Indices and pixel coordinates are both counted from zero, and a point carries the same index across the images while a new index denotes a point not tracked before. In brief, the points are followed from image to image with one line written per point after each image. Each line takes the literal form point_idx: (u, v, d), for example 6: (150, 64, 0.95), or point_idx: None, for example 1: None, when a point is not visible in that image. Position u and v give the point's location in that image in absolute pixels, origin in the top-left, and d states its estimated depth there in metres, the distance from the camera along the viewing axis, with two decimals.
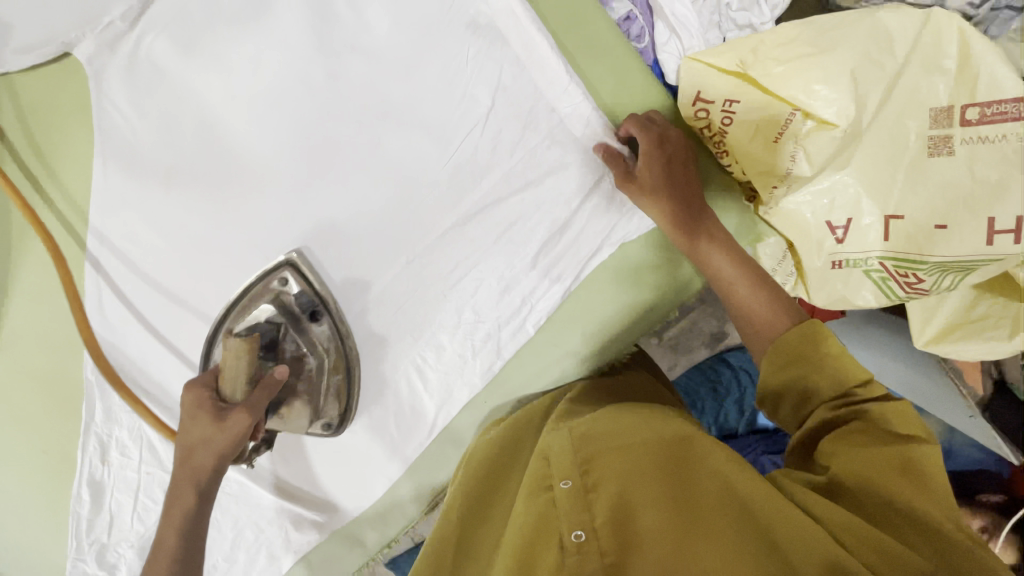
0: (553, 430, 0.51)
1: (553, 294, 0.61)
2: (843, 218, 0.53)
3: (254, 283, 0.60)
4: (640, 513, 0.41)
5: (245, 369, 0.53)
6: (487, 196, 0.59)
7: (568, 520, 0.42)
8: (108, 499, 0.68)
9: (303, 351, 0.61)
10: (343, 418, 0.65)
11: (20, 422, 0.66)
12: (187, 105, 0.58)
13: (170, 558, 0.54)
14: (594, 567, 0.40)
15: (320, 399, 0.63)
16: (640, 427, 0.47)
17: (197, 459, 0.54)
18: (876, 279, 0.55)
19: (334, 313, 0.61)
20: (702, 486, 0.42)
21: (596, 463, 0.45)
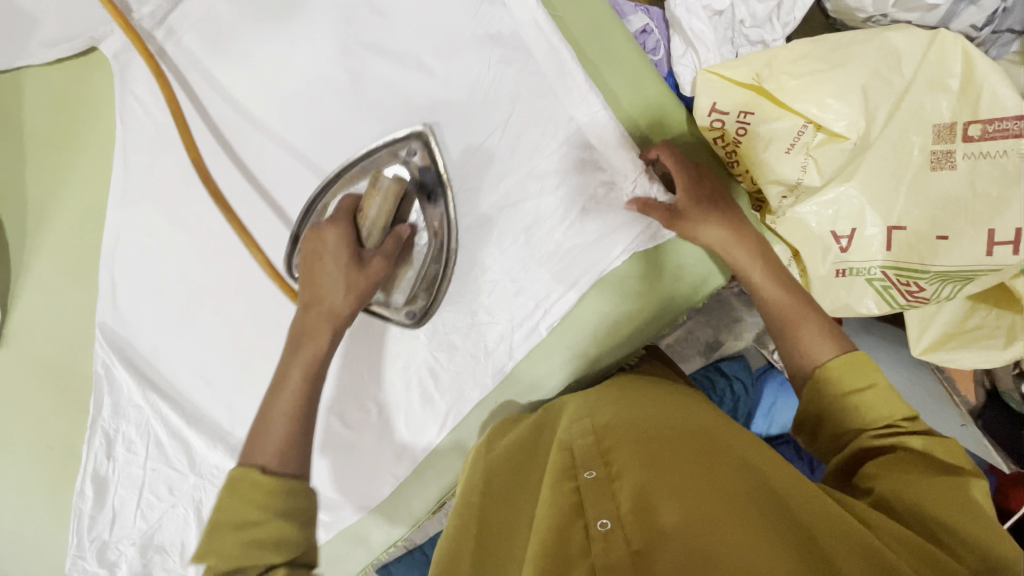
0: (574, 428, 0.56)
1: (567, 298, 0.62)
2: (847, 228, 0.56)
3: (379, 148, 0.58)
4: (662, 500, 0.43)
5: (384, 214, 0.56)
6: (504, 199, 0.61)
7: (591, 512, 0.45)
8: (111, 495, 0.67)
9: (419, 227, 0.60)
10: (428, 310, 0.63)
11: (22, 416, 0.65)
12: (213, 103, 0.60)
13: (298, 396, 0.48)
14: (619, 551, 0.41)
15: (414, 284, 0.62)
16: (662, 427, 0.52)
17: (325, 298, 0.53)
18: (878, 288, 0.57)
19: (450, 194, 0.58)
20: (729, 480, 0.44)
21: (616, 458, 0.50)
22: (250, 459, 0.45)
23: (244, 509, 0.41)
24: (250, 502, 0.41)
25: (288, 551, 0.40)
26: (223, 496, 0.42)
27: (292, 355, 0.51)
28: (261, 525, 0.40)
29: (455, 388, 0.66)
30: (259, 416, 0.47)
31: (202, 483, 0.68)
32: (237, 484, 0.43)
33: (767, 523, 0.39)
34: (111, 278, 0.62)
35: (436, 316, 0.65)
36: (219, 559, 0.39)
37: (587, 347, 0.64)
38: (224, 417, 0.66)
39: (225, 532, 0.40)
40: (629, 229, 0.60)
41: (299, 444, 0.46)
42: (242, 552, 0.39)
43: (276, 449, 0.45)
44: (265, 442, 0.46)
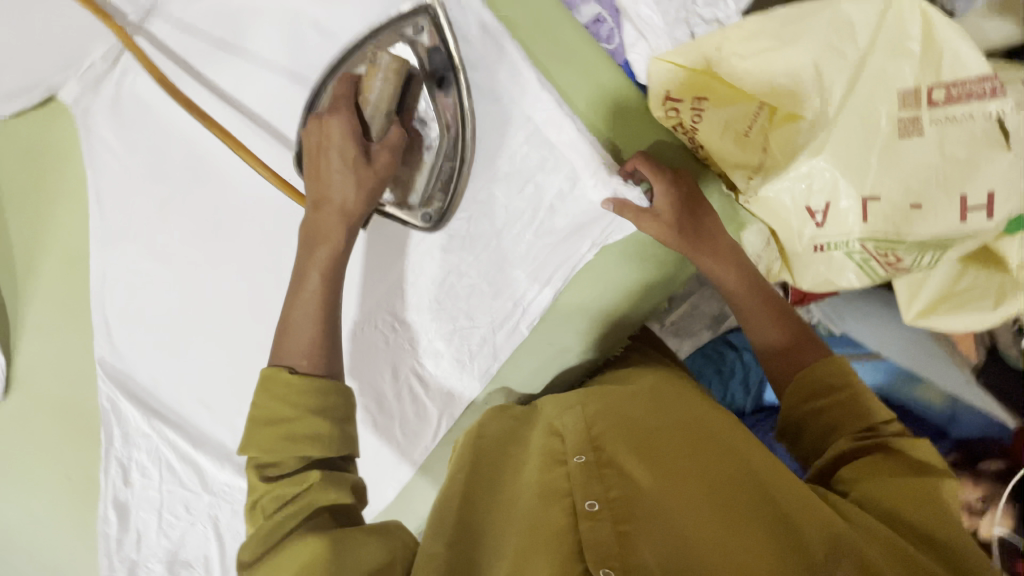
0: (565, 412, 0.56)
1: (545, 296, 0.63)
2: (822, 202, 0.54)
3: (383, 27, 0.53)
4: (651, 488, 0.44)
5: (388, 97, 0.52)
6: (472, 205, 0.61)
7: (580, 491, 0.45)
8: (134, 517, 0.71)
9: (430, 118, 0.55)
10: (444, 213, 0.59)
11: (41, 452, 0.69)
12: (173, 137, 0.59)
13: (317, 301, 0.50)
14: (607, 533, 0.41)
15: (427, 184, 0.57)
16: (652, 412, 0.53)
17: (333, 197, 0.52)
18: (858, 261, 0.56)
19: (461, 78, 0.53)
20: (718, 470, 0.45)
21: (607, 441, 0.49)
22: (279, 357, 0.48)
23: (274, 404, 0.45)
24: (285, 401, 0.45)
25: (323, 442, 0.45)
26: (258, 392, 0.46)
27: (308, 256, 0.52)
28: (299, 420, 0.44)
29: (446, 392, 0.68)
30: (285, 315, 0.50)
31: (216, 501, 0.71)
32: (269, 382, 0.46)
33: (753, 521, 0.41)
34: (105, 317, 0.64)
35: (419, 324, 0.66)
36: (259, 450, 0.44)
37: (569, 342, 0.68)
38: (228, 438, 0.69)
39: (262, 426, 0.45)
40: (596, 224, 0.59)
41: (325, 349, 0.48)
42: (280, 444, 0.44)
43: (305, 353, 0.48)
44: (294, 345, 0.48)
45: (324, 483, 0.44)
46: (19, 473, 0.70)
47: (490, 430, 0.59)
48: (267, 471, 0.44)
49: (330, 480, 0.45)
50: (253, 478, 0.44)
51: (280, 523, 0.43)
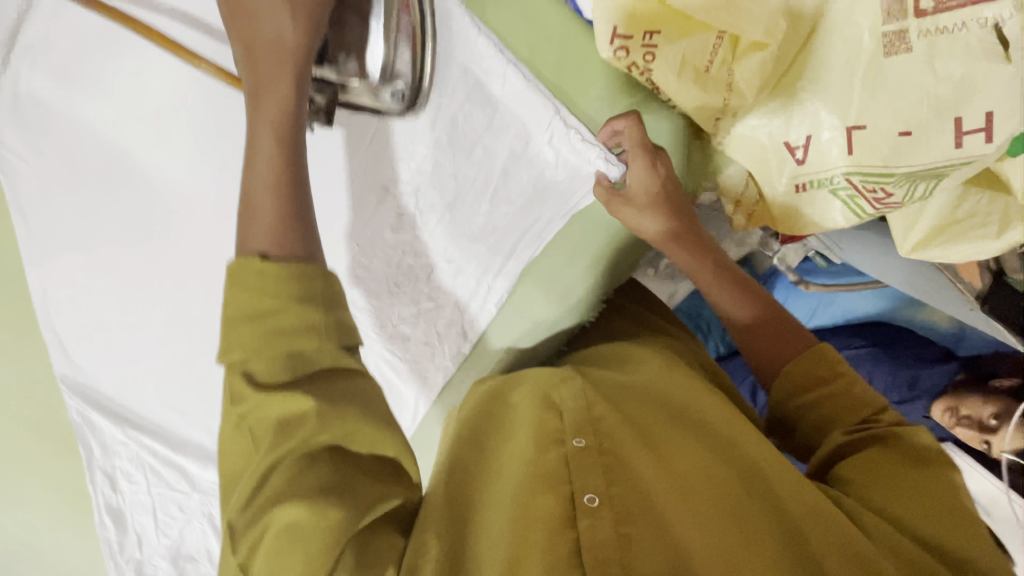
0: (564, 382, 0.53)
1: (509, 272, 0.59)
2: (802, 135, 0.50)
3: None
4: (657, 486, 0.43)
5: None
6: (422, 176, 0.56)
7: (579, 482, 0.43)
8: (131, 521, 0.71)
9: None
10: (416, 85, 0.50)
11: (24, 471, 0.68)
12: (86, 136, 0.54)
13: (278, 166, 0.39)
14: (607, 532, 0.40)
15: (389, 50, 0.48)
16: (647, 398, 0.52)
17: (268, 36, 0.39)
18: (844, 198, 0.52)
19: None
20: (723, 470, 0.44)
21: (610, 427, 0.47)
22: (244, 238, 0.37)
23: (248, 300, 0.36)
24: (259, 292, 0.36)
25: (324, 338, 0.37)
26: (228, 288, 0.37)
27: (254, 112, 0.39)
28: (280, 312, 0.36)
29: (418, 370, 0.66)
30: (243, 192, 0.38)
31: (207, 497, 0.71)
32: (241, 277, 0.37)
33: (759, 526, 0.41)
34: (56, 335, 0.61)
35: (377, 309, 0.62)
36: (240, 353, 0.36)
37: (539, 314, 0.62)
38: (207, 439, 0.68)
39: (242, 323, 0.36)
40: (550, 198, 0.54)
41: (295, 223, 0.39)
42: (267, 343, 0.36)
43: (270, 233, 0.38)
44: (257, 226, 0.38)
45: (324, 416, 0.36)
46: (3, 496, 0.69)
47: (472, 409, 0.55)
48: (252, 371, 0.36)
49: (331, 408, 0.36)
50: (237, 388, 0.35)
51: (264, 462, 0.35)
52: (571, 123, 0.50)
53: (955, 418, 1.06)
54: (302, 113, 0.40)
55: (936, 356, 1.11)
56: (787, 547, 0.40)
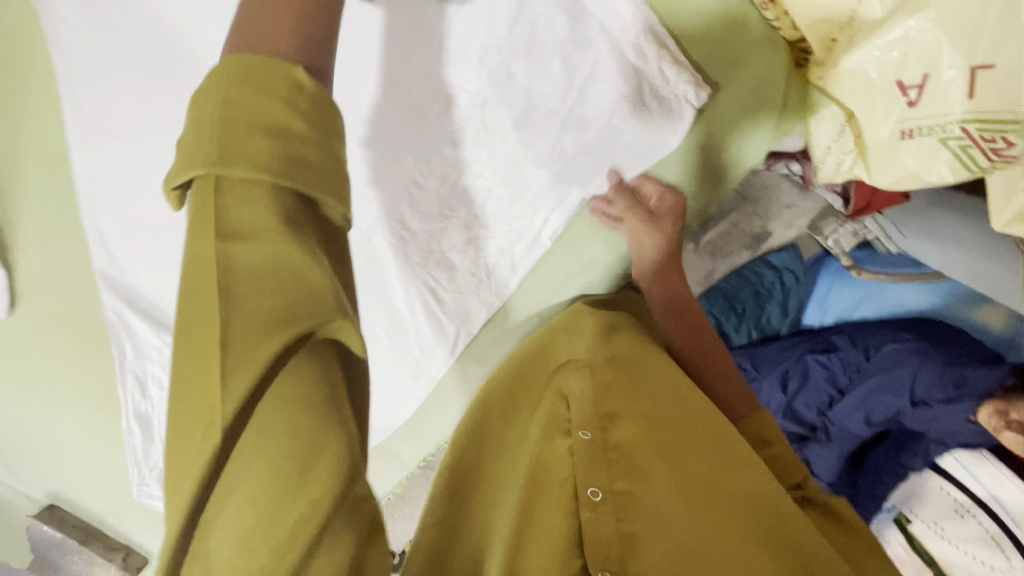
0: (573, 372, 0.57)
1: (571, 203, 0.56)
2: (918, 74, 0.45)
3: None
4: (658, 489, 0.49)
5: None
6: (489, 88, 0.51)
7: (584, 477, 0.49)
8: (156, 429, 0.70)
9: None
10: None
11: (60, 364, 0.69)
12: (139, 12, 0.50)
13: None
14: (606, 522, 0.46)
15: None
16: (665, 399, 0.54)
17: None
18: (955, 148, 0.47)
19: None
20: (717, 472, 0.50)
21: (615, 423, 0.52)
22: (264, 45, 0.32)
23: (271, 110, 0.31)
24: (291, 107, 0.31)
25: (336, 193, 0.33)
26: (233, 82, 0.31)
27: None
28: (302, 139, 0.31)
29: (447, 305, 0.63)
30: None
31: None
32: (248, 77, 0.31)
33: (745, 526, 0.46)
34: (98, 226, 0.60)
35: (427, 234, 0.59)
36: (243, 169, 0.30)
37: (600, 255, 0.62)
38: None
39: (248, 133, 0.30)
40: (629, 121, 0.51)
41: (320, 29, 0.34)
42: (284, 168, 0.30)
43: (291, 34, 0.33)
44: (273, 26, 0.33)
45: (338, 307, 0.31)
46: (37, 383, 0.70)
47: (488, 399, 0.62)
48: (259, 195, 0.30)
49: None
50: (242, 220, 0.30)
51: (275, 343, 0.29)
52: (664, 40, 0.48)
53: (1004, 421, 0.97)
54: None
55: (989, 359, 1.01)
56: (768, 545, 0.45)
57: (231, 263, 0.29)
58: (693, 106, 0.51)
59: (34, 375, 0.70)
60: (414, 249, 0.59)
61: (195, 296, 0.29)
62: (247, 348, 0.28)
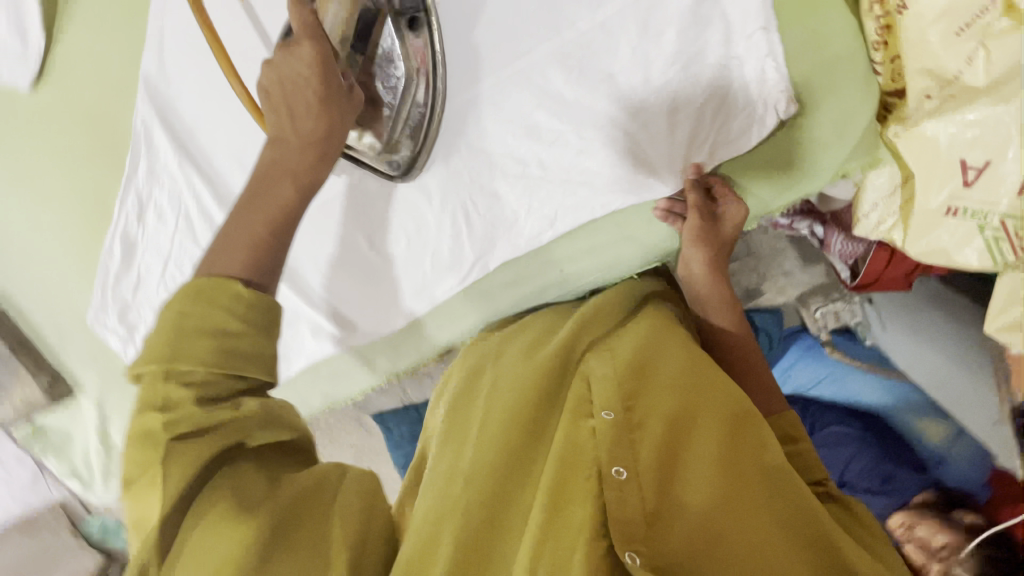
0: (594, 352, 0.52)
1: (636, 176, 0.56)
2: (981, 159, 0.49)
3: None
4: (688, 476, 0.43)
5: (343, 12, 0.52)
6: (599, 30, 0.52)
7: (605, 457, 0.44)
8: (138, 259, 0.70)
9: (395, 54, 0.55)
10: (411, 161, 0.61)
11: (72, 157, 0.69)
12: None
13: (279, 208, 0.45)
14: (632, 503, 0.42)
15: (397, 126, 0.59)
16: (698, 379, 0.48)
17: (303, 119, 0.47)
18: (988, 238, 0.50)
19: (431, 18, 0.55)
20: (754, 461, 0.43)
21: (643, 404, 0.47)
22: (219, 270, 0.41)
23: (219, 314, 0.38)
24: (229, 312, 0.39)
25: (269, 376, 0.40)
26: (189, 299, 0.38)
27: (272, 165, 0.46)
28: (243, 337, 0.39)
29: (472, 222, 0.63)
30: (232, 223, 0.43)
31: None
32: (209, 289, 0.39)
33: (774, 513, 0.41)
34: (159, 29, 0.61)
35: (486, 153, 0.59)
36: (195, 367, 0.37)
37: (642, 236, 0.60)
38: None
39: (199, 336, 0.37)
40: (721, 109, 0.52)
41: (272, 253, 0.43)
42: (219, 361, 0.38)
43: (244, 262, 0.41)
44: (229, 258, 0.41)
45: (261, 415, 0.40)
46: (46, 167, 0.70)
47: (510, 359, 0.55)
48: (200, 386, 0.38)
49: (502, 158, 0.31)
50: (174, 395, 0.37)
51: (213, 450, 0.38)
52: (773, 44, 0.49)
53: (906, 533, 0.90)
54: (332, 150, 0.48)
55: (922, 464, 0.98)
56: (798, 539, 0.40)
57: (180, 424, 0.37)
58: (779, 112, 0.51)
59: (46, 160, 0.70)
60: (474, 159, 0.60)
61: (148, 439, 0.37)
62: (188, 459, 0.37)
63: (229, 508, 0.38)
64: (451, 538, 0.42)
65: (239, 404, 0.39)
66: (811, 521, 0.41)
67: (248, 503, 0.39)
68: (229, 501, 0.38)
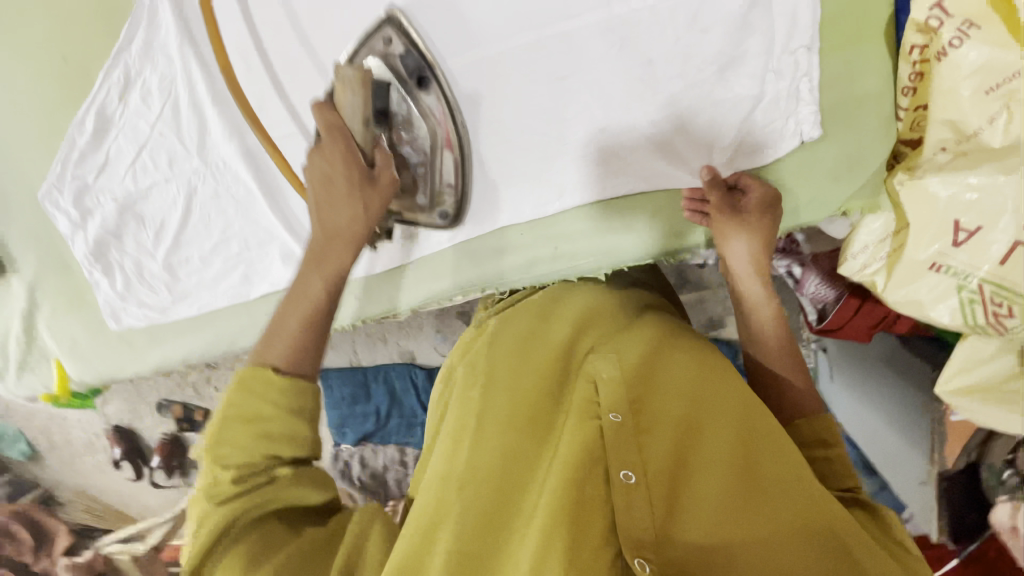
0: (599, 352, 0.49)
1: (652, 163, 0.57)
2: (973, 223, 0.51)
3: (355, 48, 0.56)
4: (700, 485, 0.41)
5: (360, 104, 0.54)
6: (648, 12, 0.51)
7: (612, 460, 0.42)
8: (110, 140, 0.65)
9: (414, 118, 0.57)
10: (459, 208, 0.62)
11: (63, 15, 0.63)
12: None
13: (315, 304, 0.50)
14: (641, 507, 0.40)
15: (437, 180, 0.61)
16: (707, 388, 0.46)
17: (337, 213, 0.53)
18: (963, 298, 0.53)
19: (439, 75, 0.56)
20: (768, 469, 0.40)
21: (649, 407, 0.44)
22: (263, 360, 0.46)
23: (262, 404, 0.43)
24: (262, 399, 0.43)
25: (300, 452, 0.43)
26: (234, 390, 0.43)
27: (314, 261, 0.52)
28: (274, 418, 0.42)
29: (490, 195, 0.62)
30: (278, 321, 0.49)
31: (203, 170, 0.65)
32: (250, 376, 0.44)
33: (788, 520, 0.39)
34: None
35: (506, 111, 0.58)
36: (232, 451, 0.42)
37: (642, 227, 0.60)
38: (251, 112, 0.61)
39: (238, 421, 0.42)
40: (746, 120, 0.54)
41: (310, 348, 0.47)
42: (254, 445, 0.42)
43: (288, 353, 0.46)
44: (277, 345, 0.47)
45: (294, 480, 0.44)
46: (29, 19, 0.65)
47: (511, 351, 0.52)
48: (236, 468, 0.42)
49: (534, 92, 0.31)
50: (215, 477, 0.42)
51: (243, 514, 0.42)
52: (807, 66, 0.51)
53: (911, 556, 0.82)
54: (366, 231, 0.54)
55: None
56: (815, 545, 0.38)
57: (217, 493, 0.41)
58: (797, 132, 0.54)
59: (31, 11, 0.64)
60: (493, 115, 0.58)
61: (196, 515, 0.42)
62: (221, 525, 0.41)
63: (242, 559, 0.40)
64: (448, 549, 0.42)
65: (272, 475, 0.43)
66: (830, 529, 0.38)
67: (264, 553, 0.41)
68: (248, 551, 0.41)
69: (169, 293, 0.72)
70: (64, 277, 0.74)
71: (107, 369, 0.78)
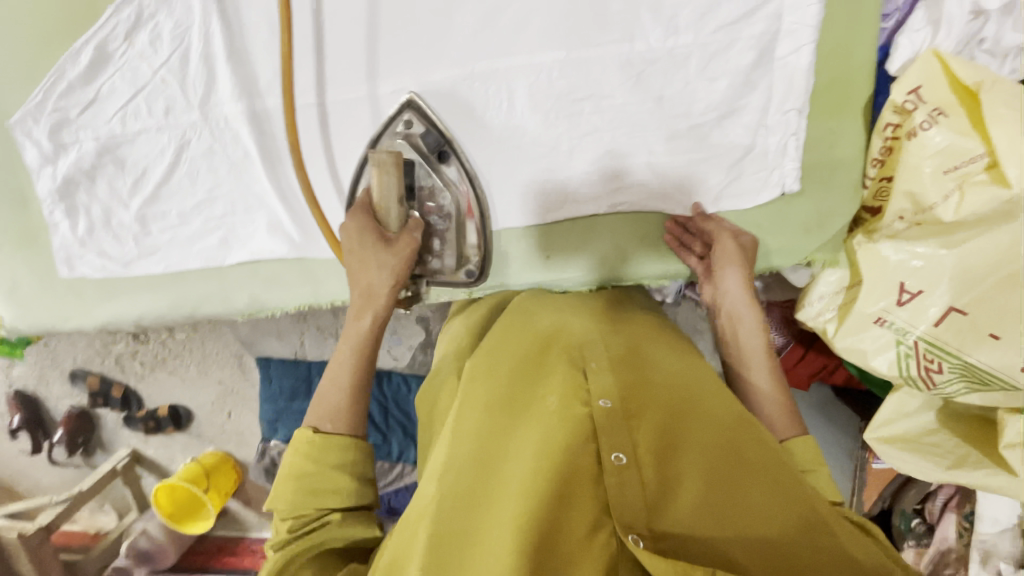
0: (589, 349, 0.53)
1: (648, 190, 0.61)
2: (916, 286, 0.57)
3: (380, 130, 0.62)
4: (685, 466, 0.44)
5: (395, 187, 0.58)
6: (667, 51, 0.56)
7: (603, 441, 0.45)
8: (104, 77, 0.62)
9: (438, 188, 0.62)
10: (484, 263, 0.66)
11: None
12: None
13: (354, 365, 0.55)
14: (633, 487, 0.42)
15: (461, 243, 0.65)
16: (685, 387, 0.50)
17: (371, 283, 0.57)
18: (900, 351, 0.59)
19: (458, 149, 0.61)
20: (743, 449, 0.44)
21: (635, 397, 0.48)
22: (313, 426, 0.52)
23: (308, 463, 0.49)
24: (308, 458, 0.49)
25: (344, 502, 0.48)
26: (291, 455, 0.50)
27: (350, 329, 0.57)
28: (318, 474, 0.49)
29: (500, 260, 0.67)
30: (322, 397, 0.53)
31: (202, 126, 0.63)
32: (299, 447, 0.50)
33: (765, 492, 0.41)
34: None
35: (522, 119, 0.60)
36: (285, 504, 0.48)
37: (631, 248, 0.65)
38: (267, 75, 0.61)
39: (291, 479, 0.49)
40: (741, 165, 0.59)
41: (356, 408, 0.53)
42: (303, 500, 0.48)
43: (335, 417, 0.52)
44: (325, 414, 0.52)
45: (341, 523, 0.48)
46: None
47: (507, 350, 0.56)
48: (292, 518, 0.49)
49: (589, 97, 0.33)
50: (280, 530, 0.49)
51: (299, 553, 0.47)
52: (799, 126, 0.57)
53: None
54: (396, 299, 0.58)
55: None
56: (792, 515, 0.40)
57: (282, 542, 0.48)
58: (782, 181, 0.60)
59: None
60: (510, 120, 0.60)
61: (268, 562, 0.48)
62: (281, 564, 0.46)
63: None
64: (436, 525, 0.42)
65: (322, 519, 0.48)
66: (805, 506, 0.41)
67: None
68: None
69: (137, 247, 0.68)
70: (16, 212, 0.68)
71: (46, 318, 0.72)
